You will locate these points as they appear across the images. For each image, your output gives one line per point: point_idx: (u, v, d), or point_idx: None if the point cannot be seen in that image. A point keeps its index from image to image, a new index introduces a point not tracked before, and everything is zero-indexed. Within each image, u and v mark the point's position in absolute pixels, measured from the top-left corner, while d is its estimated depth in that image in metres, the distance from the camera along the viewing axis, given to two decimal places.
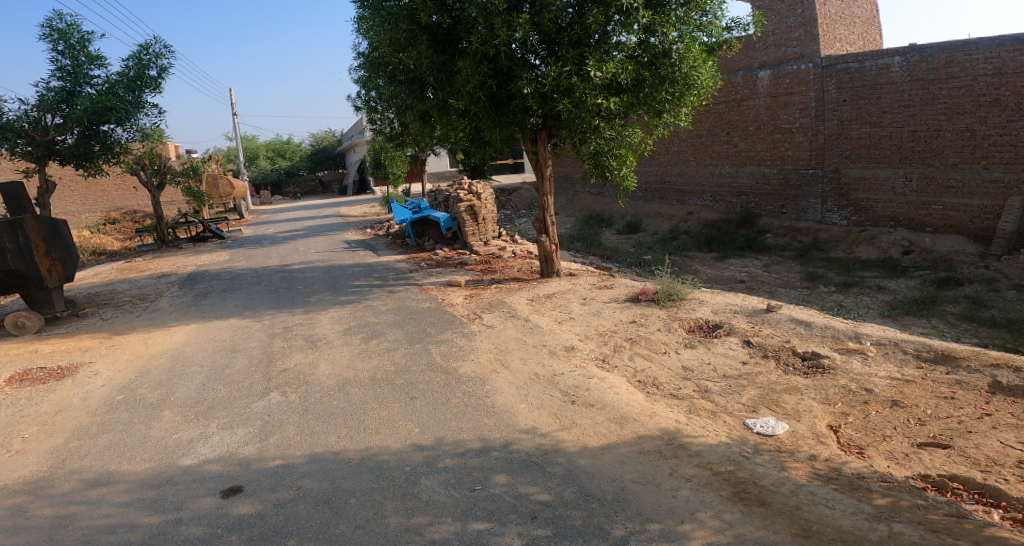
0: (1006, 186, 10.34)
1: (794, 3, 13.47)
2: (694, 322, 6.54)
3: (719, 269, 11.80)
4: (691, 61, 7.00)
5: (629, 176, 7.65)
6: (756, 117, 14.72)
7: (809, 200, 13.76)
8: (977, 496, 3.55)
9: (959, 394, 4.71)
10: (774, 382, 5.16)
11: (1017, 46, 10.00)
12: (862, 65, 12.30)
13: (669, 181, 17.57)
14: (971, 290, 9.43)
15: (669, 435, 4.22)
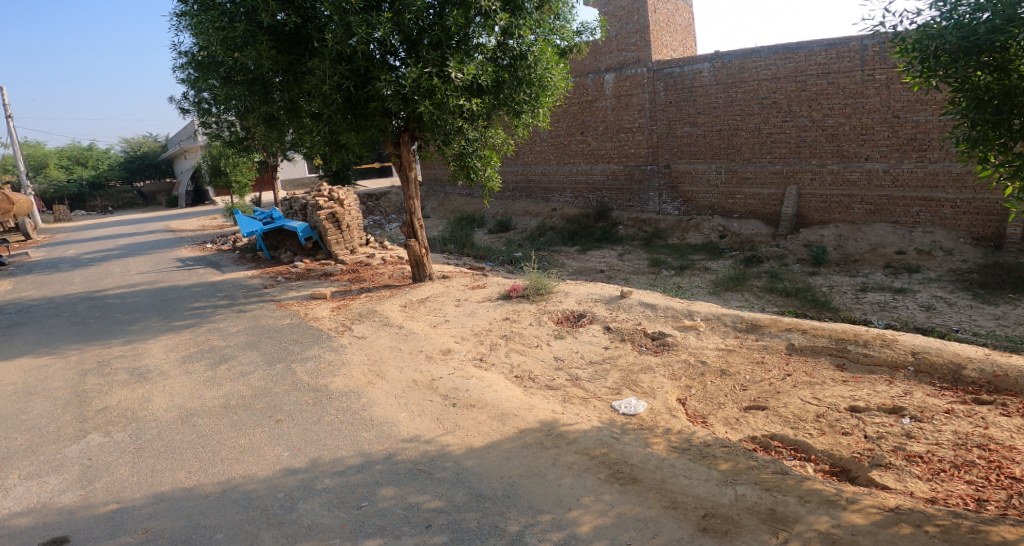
0: (784, 177, 12.39)
1: (631, 10, 14.16)
2: (562, 313, 6.82)
3: (582, 260, 12.40)
4: (544, 64, 7.32)
5: (493, 176, 7.78)
6: (605, 118, 15.60)
7: (649, 193, 14.88)
8: (794, 452, 4.13)
9: (768, 358, 5.53)
10: (632, 363, 5.54)
11: (786, 54, 11.86)
12: (681, 70, 13.63)
13: (533, 180, 18.10)
14: (769, 266, 11.12)
15: (548, 425, 4.36)
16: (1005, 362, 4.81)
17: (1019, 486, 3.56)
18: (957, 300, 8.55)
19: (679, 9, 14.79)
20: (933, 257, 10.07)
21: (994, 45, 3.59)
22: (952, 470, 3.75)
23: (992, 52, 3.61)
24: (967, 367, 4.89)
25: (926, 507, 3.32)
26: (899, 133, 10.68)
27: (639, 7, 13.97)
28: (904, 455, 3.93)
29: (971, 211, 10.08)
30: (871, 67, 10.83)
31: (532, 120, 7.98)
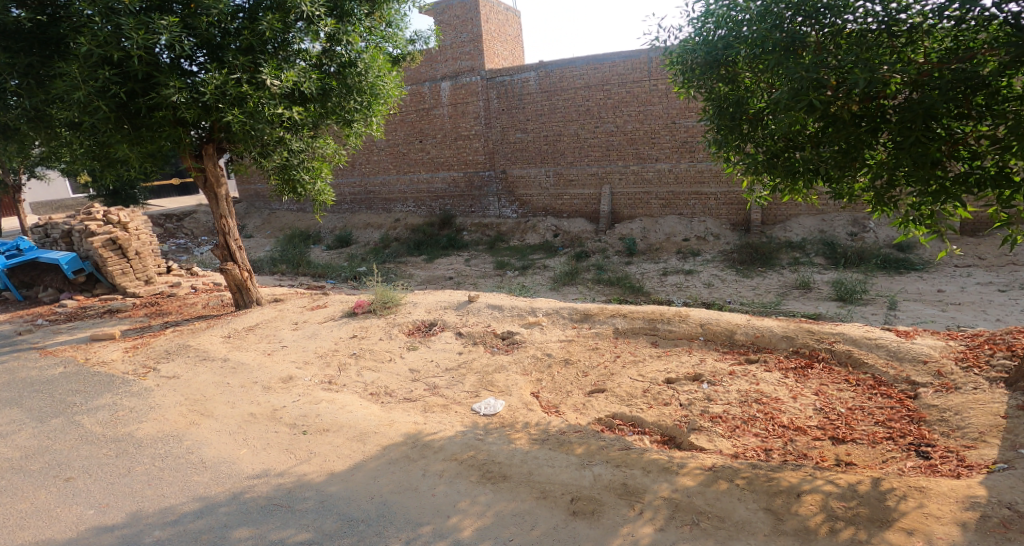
0: (600, 177, 13.55)
1: (465, 20, 14.38)
2: (412, 323, 6.74)
3: (430, 269, 12.35)
4: (376, 71, 7.22)
5: (325, 190, 7.56)
6: (442, 125, 15.54)
7: (488, 199, 15.24)
8: (632, 428, 4.53)
9: (601, 344, 5.99)
10: (486, 365, 5.65)
11: (594, 65, 12.89)
12: (512, 79, 14.14)
13: (372, 191, 17.49)
14: (597, 260, 12.11)
15: (412, 437, 4.29)
16: (758, 325, 5.85)
17: (789, 432, 4.28)
18: (727, 276, 10.60)
19: (508, 20, 15.35)
20: (707, 241, 12.14)
21: (726, 61, 4.55)
22: (743, 425, 4.39)
23: (725, 67, 4.56)
24: (737, 331, 5.85)
25: (735, 462, 3.82)
26: (676, 136, 12.45)
27: (473, 17, 14.25)
28: (710, 417, 4.51)
29: (728, 202, 12.35)
30: (655, 76, 12.30)
31: (365, 127, 7.68)
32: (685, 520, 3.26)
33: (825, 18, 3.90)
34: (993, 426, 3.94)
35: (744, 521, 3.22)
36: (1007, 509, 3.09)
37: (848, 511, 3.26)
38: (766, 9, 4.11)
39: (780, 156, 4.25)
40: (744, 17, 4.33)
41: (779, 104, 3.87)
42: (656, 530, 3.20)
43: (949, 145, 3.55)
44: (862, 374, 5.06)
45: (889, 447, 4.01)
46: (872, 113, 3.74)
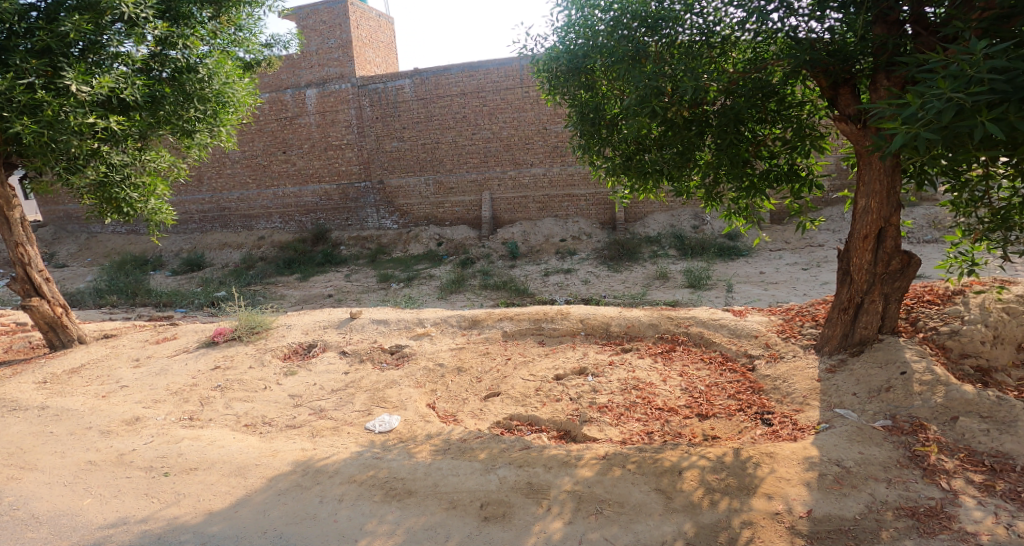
0: (479, 184, 13.68)
1: (333, 25, 13.82)
2: (289, 347, 6.36)
3: (304, 288, 11.74)
4: (223, 78, 6.71)
5: (161, 208, 6.86)
6: (309, 135, 14.68)
7: (366, 210, 14.69)
8: (530, 427, 4.62)
9: (492, 348, 6.05)
10: (376, 381, 5.48)
11: (469, 72, 13.03)
12: (385, 87, 13.81)
13: (227, 208, 15.98)
14: (483, 265, 12.29)
15: (301, 465, 4.05)
16: (629, 317, 6.25)
17: (664, 413, 4.60)
18: (601, 271, 11.17)
19: (380, 27, 14.99)
20: (581, 240, 12.80)
21: (586, 69, 4.85)
22: (627, 412, 4.64)
23: (585, 75, 4.88)
24: (613, 324, 6.20)
25: (624, 448, 4.02)
26: (548, 141, 12.97)
27: (341, 22, 13.74)
28: (598, 407, 4.72)
29: (596, 203, 13.09)
30: (527, 84, 12.75)
31: (211, 138, 7.21)
32: (590, 510, 3.37)
33: (662, 30, 4.44)
34: (812, 389, 4.52)
35: (641, 504, 3.39)
36: (837, 466, 3.54)
37: (721, 483, 3.53)
38: (616, 21, 4.51)
39: (633, 159, 4.86)
40: (601, 28, 4.63)
41: (629, 109, 4.29)
42: (565, 524, 3.28)
43: (756, 146, 4.73)
44: (712, 352, 5.60)
45: (743, 418, 4.43)
46: (699, 118, 4.56)
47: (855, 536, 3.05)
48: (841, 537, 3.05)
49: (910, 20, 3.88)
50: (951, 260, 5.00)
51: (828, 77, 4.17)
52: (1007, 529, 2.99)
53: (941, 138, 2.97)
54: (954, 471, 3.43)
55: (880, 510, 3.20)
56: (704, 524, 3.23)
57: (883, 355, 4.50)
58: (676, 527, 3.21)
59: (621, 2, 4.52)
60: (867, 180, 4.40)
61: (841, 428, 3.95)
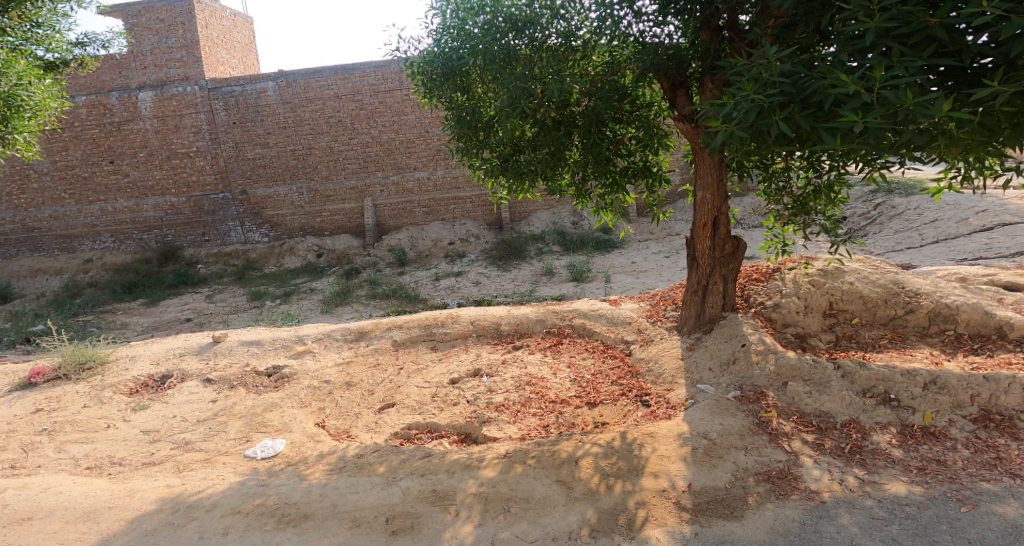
0: (360, 191, 13.24)
1: (173, 23, 12.41)
2: (136, 381, 5.78)
3: (154, 314, 10.61)
4: (12, 78, 5.86)
5: None
6: (145, 142, 13.02)
7: (227, 224, 13.47)
8: (429, 434, 4.56)
9: (382, 359, 5.90)
10: (252, 406, 5.14)
11: (343, 74, 12.54)
12: (244, 90, 12.78)
13: (38, 228, 13.68)
14: (368, 275, 11.98)
15: (168, 502, 3.70)
16: (518, 314, 6.36)
17: (557, 406, 4.73)
18: (490, 272, 11.27)
19: (236, 26, 14.01)
20: (470, 242, 12.91)
21: (460, 72, 4.86)
22: (523, 408, 4.72)
23: (460, 78, 4.90)
24: (503, 323, 6.28)
25: (524, 444, 4.08)
26: (431, 145, 12.94)
27: (184, 21, 12.37)
28: (495, 407, 4.75)
29: (482, 204, 13.29)
30: (406, 87, 12.59)
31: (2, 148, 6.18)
32: (498, 510, 3.39)
33: (531, 33, 4.57)
34: (678, 368, 4.89)
35: (545, 498, 3.47)
36: (705, 439, 3.84)
37: (613, 467, 3.69)
38: (489, 24, 4.58)
39: (509, 161, 5.11)
40: (473, 30, 4.66)
41: (502, 111, 4.43)
42: (475, 527, 3.27)
43: (616, 145, 5.09)
44: (595, 342, 5.85)
45: (626, 402, 4.67)
46: (567, 119, 4.79)
47: (729, 504, 3.31)
48: (718, 506, 3.30)
49: (727, 27, 4.25)
50: (770, 243, 5.56)
51: (666, 80, 4.53)
52: (841, 484, 3.39)
53: (750, 134, 3.43)
54: (793, 433, 3.85)
55: (744, 477, 3.51)
56: (604, 509, 3.36)
57: (728, 330, 4.96)
58: (580, 516, 3.32)
59: (493, 5, 4.58)
60: (701, 174, 4.82)
61: (703, 402, 4.29)
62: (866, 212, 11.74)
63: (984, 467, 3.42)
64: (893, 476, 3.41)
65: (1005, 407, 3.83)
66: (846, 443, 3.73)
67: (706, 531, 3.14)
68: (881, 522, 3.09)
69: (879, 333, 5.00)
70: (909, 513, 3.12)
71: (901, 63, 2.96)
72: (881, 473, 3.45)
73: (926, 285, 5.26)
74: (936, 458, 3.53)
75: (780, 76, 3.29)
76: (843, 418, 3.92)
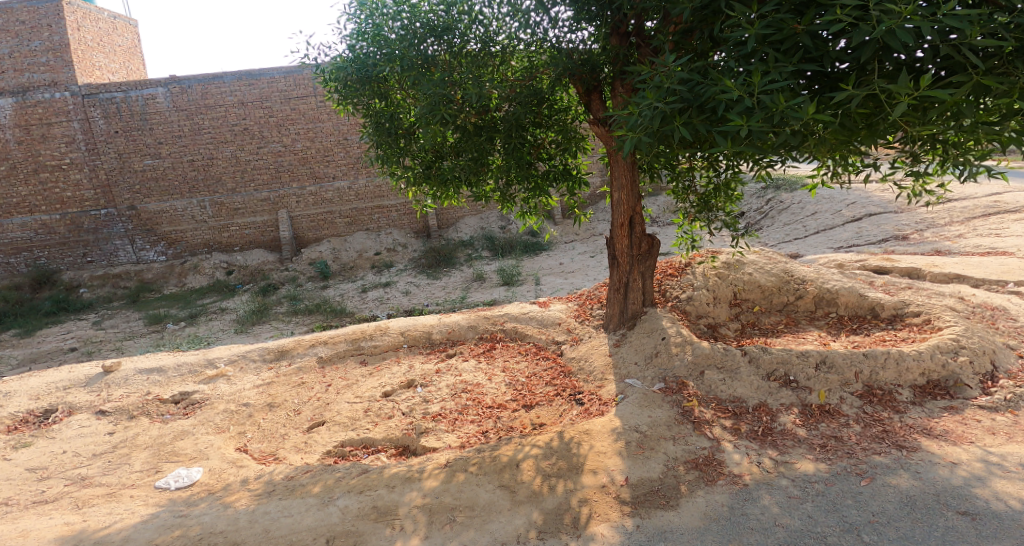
0: (273, 203, 12.72)
1: (36, 26, 11.45)
2: (14, 418, 5.24)
3: (33, 345, 9.63)
4: None
5: None
6: (7, 154, 11.91)
7: (114, 242, 12.60)
8: (364, 450, 4.41)
9: (306, 377, 5.66)
10: (159, 436, 4.80)
11: (249, 81, 11.97)
12: (127, 96, 11.89)
13: None
14: (286, 290, 11.51)
15: (69, 540, 3.38)
16: (449, 322, 6.30)
17: (494, 411, 4.69)
18: (420, 281, 11.12)
19: (115, 29, 13.11)
20: (396, 251, 12.72)
21: (377, 78, 4.76)
22: (460, 416, 4.65)
23: (377, 84, 4.79)
24: (434, 331, 6.19)
25: (464, 451, 4.02)
26: (350, 153, 12.65)
27: (49, 22, 11.46)
28: (432, 417, 4.66)
29: (407, 212, 13.13)
30: (319, 93, 12.22)
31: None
32: (444, 520, 3.31)
33: (450, 38, 4.54)
34: (606, 364, 4.97)
35: (489, 504, 3.42)
36: (636, 432, 3.91)
37: (554, 467, 3.69)
38: (406, 29, 4.51)
39: (432, 167, 5.05)
40: (389, 35, 4.59)
41: (422, 117, 4.34)
42: (423, 539, 3.17)
43: (536, 149, 5.14)
44: (526, 344, 5.86)
45: (561, 402, 4.71)
46: (488, 124, 4.78)
47: (664, 494, 3.39)
48: (655, 497, 3.37)
49: (634, 32, 4.40)
50: (681, 239, 5.73)
51: (580, 84, 4.62)
52: (758, 466, 3.54)
53: (656, 139, 3.53)
54: (713, 420, 4.00)
55: (675, 466, 3.60)
56: (548, 509, 3.35)
57: (649, 324, 5.09)
58: (526, 518, 3.29)
59: (410, 12, 4.55)
60: (615, 175, 4.94)
61: (632, 396, 4.38)
62: (760, 207, 12.45)
63: (875, 440, 3.66)
64: (801, 454, 3.60)
65: (884, 382, 4.14)
66: (759, 426, 3.91)
67: (646, 523, 3.19)
68: (797, 500, 3.24)
69: (776, 320, 5.33)
70: (820, 490, 3.29)
71: (777, 69, 3.15)
72: (791, 452, 3.63)
73: (811, 272, 5.70)
74: (834, 434, 3.76)
75: (678, 82, 3.42)
76: (753, 402, 4.12)
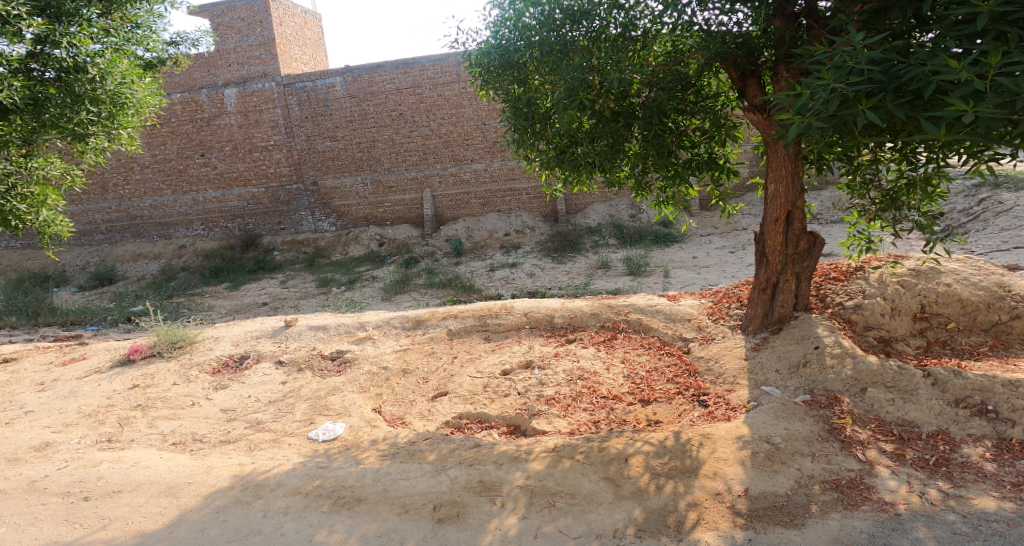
0: (419, 182, 13.49)
1: (252, 22, 12.97)
2: (218, 361, 6.13)
3: (236, 298, 11.13)
4: (118, 77, 6.03)
5: (55, 219, 6.04)
6: (231, 136, 13.70)
7: (300, 213, 14.04)
8: (479, 424, 4.63)
9: (437, 347, 6.03)
10: (317, 389, 5.37)
11: (403, 69, 12.74)
12: (314, 85, 13.20)
13: (141, 217, 14.67)
14: (426, 264, 12.24)
15: (240, 479, 3.92)
16: (572, 307, 6.36)
17: (609, 402, 4.71)
18: (545, 264, 11.29)
19: (305, 23, 14.25)
20: (525, 233, 12.93)
21: (517, 64, 4.89)
22: (573, 403, 4.72)
23: (516, 70, 4.92)
24: (556, 315, 6.30)
25: (573, 439, 4.08)
26: (488, 137, 13.01)
27: (262, 19, 12.92)
28: (546, 400, 4.77)
29: (538, 196, 13.23)
30: (464, 80, 12.67)
31: (109, 142, 6.55)
32: (543, 503, 3.41)
33: (590, 23, 4.53)
34: (741, 368, 4.77)
35: (590, 495, 3.46)
36: (767, 443, 3.73)
37: (664, 466, 3.64)
38: (545, 16, 4.58)
39: (566, 153, 5.08)
40: (529, 21, 4.68)
41: (559, 103, 4.36)
42: (519, 519, 3.30)
43: (678, 137, 4.94)
44: (651, 338, 5.78)
45: (682, 402, 4.59)
46: (626, 110, 4.70)
47: (789, 511, 3.22)
48: (777, 513, 3.22)
49: (805, 13, 4.12)
50: (853, 240, 5.27)
51: (735, 69, 4.35)
52: (920, 496, 3.24)
53: (829, 126, 3.24)
54: (869, 442, 3.70)
55: (809, 484, 3.40)
56: (652, 509, 3.33)
57: (799, 332, 4.80)
58: (626, 514, 3.29)
59: None
60: (774, 166, 4.65)
61: (768, 405, 4.16)
62: (967, 208, 11.12)
63: None
64: (981, 491, 3.22)
65: None
66: (932, 454, 3.54)
67: (761, 538, 3.07)
68: (963, 538, 2.94)
69: (978, 341, 4.73)
70: (997, 530, 2.96)
71: (1019, 49, 2.77)
72: (968, 487, 3.27)
73: None
74: None
75: (868, 64, 3.11)
76: (930, 429, 3.73)
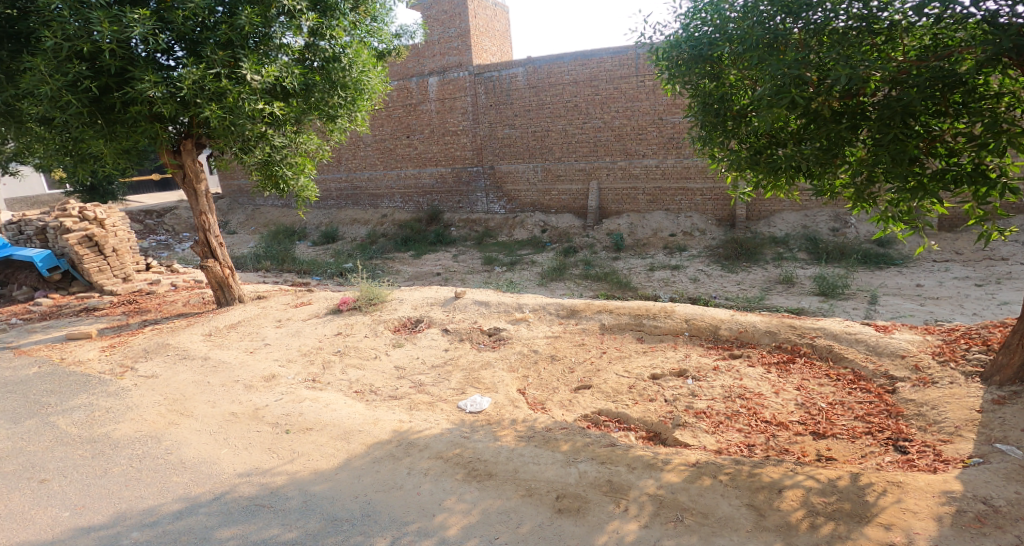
0: (587, 173, 13.53)
1: (453, 14, 13.91)
2: (399, 321, 6.76)
3: (417, 266, 12.15)
4: (360, 66, 7.10)
5: (308, 185, 7.48)
6: (430, 121, 15.03)
7: (477, 194, 14.87)
8: (617, 424, 4.55)
9: (587, 339, 6.04)
10: (472, 361, 5.69)
11: (581, 61, 12.78)
12: (500, 75, 13.80)
13: (359, 187, 16.77)
14: (584, 254, 12.30)
15: (400, 435, 4.29)
16: (742, 321, 5.96)
17: (771, 427, 4.35)
18: (712, 271, 10.71)
19: (495, 16, 14.88)
20: (693, 236, 12.26)
21: (711, 57, 4.68)
22: (727, 421, 4.44)
23: (710, 64, 4.70)
24: (722, 327, 5.94)
25: (718, 457, 3.85)
26: (662, 132, 12.53)
27: (460, 12, 13.80)
28: (694, 413, 4.55)
29: (712, 198, 12.51)
30: (642, 73, 12.33)
31: (349, 123, 7.67)
32: (669, 517, 3.28)
33: (807, 15, 4.06)
34: (969, 420, 4.03)
35: (726, 518, 3.24)
36: (982, 504, 3.16)
37: (827, 506, 3.30)
38: (750, 8, 4.26)
39: (763, 153, 4.44)
40: (731, 15, 4.40)
41: (762, 101, 4.02)
42: (640, 527, 3.22)
43: (928, 141, 3.86)
44: (843, 369, 5.17)
45: (869, 443, 4.09)
46: (852, 110, 3.98)
47: None
48: None
49: None
50: None
51: None
52: None
53: None
54: None
55: None
56: None
57: None
58: None
59: None
60: None
61: (1001, 465, 3.50)
62: None
63: None
64: None
65: None
66: None
67: None
68: None
69: None
70: None
71: None
72: None
73: None
74: None
75: None
76: None
